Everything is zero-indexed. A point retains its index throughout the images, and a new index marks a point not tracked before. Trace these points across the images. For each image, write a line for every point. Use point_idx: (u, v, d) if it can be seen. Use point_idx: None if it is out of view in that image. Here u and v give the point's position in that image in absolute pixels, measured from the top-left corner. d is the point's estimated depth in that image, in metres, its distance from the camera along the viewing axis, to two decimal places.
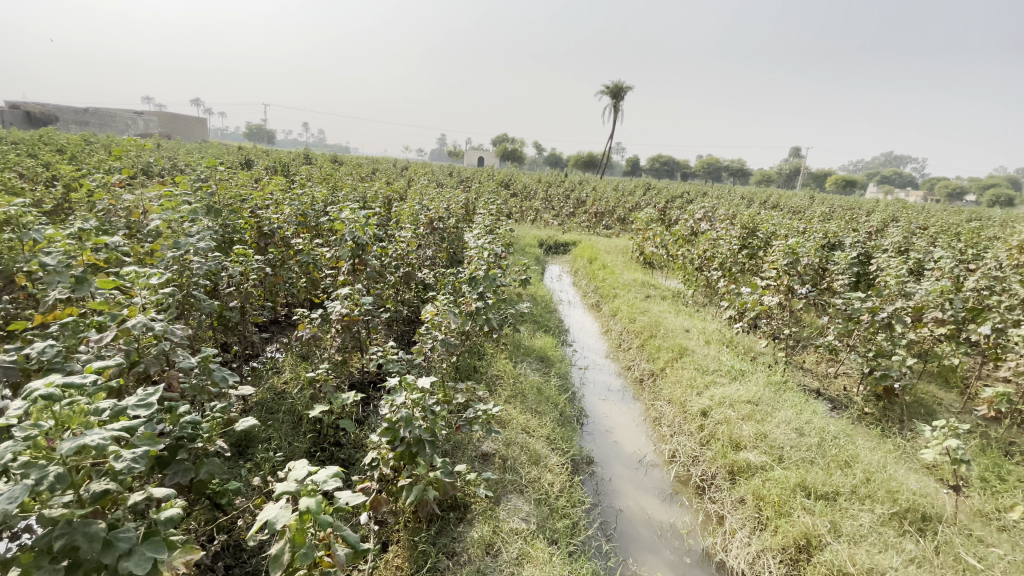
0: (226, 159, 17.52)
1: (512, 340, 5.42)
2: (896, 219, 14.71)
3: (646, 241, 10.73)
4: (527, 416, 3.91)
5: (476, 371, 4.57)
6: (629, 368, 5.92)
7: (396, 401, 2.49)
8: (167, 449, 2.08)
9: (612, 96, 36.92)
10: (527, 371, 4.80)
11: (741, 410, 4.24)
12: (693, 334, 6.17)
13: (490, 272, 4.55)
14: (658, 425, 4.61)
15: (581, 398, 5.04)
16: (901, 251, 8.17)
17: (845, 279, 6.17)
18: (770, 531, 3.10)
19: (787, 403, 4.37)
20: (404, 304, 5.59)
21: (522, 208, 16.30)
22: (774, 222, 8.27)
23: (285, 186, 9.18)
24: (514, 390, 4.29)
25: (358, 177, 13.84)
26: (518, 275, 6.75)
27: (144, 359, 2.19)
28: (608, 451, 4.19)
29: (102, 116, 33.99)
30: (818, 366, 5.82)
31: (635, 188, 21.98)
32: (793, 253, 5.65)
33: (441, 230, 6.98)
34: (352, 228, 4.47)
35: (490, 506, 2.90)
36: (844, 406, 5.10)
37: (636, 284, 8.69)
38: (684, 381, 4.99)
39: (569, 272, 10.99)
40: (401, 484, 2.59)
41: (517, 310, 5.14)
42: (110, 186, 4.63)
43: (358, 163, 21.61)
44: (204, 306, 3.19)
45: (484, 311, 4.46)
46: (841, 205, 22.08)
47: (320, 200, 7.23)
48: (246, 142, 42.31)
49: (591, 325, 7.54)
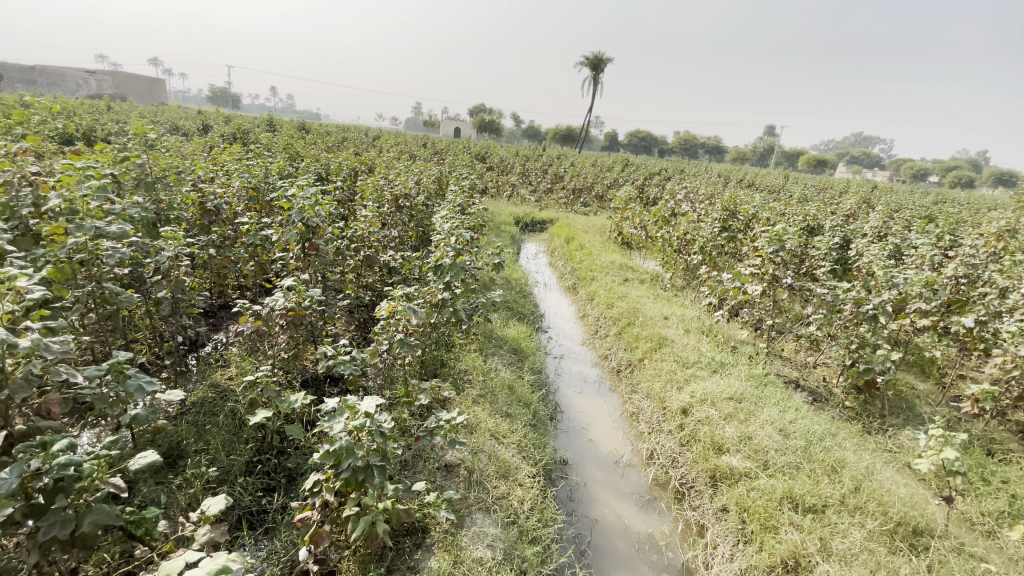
0: (183, 125, 16.45)
1: (483, 330, 5.05)
2: (868, 202, 14.81)
3: (624, 220, 10.41)
4: (497, 420, 3.59)
5: (442, 366, 4.21)
6: (605, 357, 5.64)
7: (334, 426, 2.10)
8: (42, 495, 1.70)
9: (591, 68, 36.06)
10: (497, 365, 4.48)
11: (723, 409, 4.00)
12: (673, 322, 5.92)
13: (458, 258, 4.13)
14: (636, 422, 4.37)
15: (555, 391, 4.75)
16: (880, 236, 8.08)
17: (827, 265, 5.99)
18: (755, 547, 2.89)
19: (771, 400, 4.16)
20: (365, 290, 5.15)
21: (498, 182, 15.73)
22: (756, 204, 8.03)
23: (240, 154, 8.45)
24: (482, 388, 3.95)
25: (324, 147, 13.05)
26: (490, 258, 6.35)
27: (9, 384, 1.80)
28: (583, 451, 3.92)
29: (50, 75, 31.61)
30: (797, 356, 5.67)
31: (614, 164, 21.58)
32: (780, 240, 5.33)
33: (408, 208, 6.49)
34: (300, 208, 3.98)
35: (451, 531, 2.58)
36: (825, 399, 4.95)
37: (613, 266, 8.39)
38: (664, 374, 4.74)
39: (546, 252, 10.63)
40: (346, 516, 2.24)
41: (489, 298, 4.76)
42: (14, 154, 3.98)
43: (327, 132, 20.58)
44: (120, 301, 2.89)
45: (451, 302, 4.06)
46: (813, 185, 22.24)
47: (275, 172, 6.62)
48: (209, 107, 40.03)
49: (567, 310, 7.24)
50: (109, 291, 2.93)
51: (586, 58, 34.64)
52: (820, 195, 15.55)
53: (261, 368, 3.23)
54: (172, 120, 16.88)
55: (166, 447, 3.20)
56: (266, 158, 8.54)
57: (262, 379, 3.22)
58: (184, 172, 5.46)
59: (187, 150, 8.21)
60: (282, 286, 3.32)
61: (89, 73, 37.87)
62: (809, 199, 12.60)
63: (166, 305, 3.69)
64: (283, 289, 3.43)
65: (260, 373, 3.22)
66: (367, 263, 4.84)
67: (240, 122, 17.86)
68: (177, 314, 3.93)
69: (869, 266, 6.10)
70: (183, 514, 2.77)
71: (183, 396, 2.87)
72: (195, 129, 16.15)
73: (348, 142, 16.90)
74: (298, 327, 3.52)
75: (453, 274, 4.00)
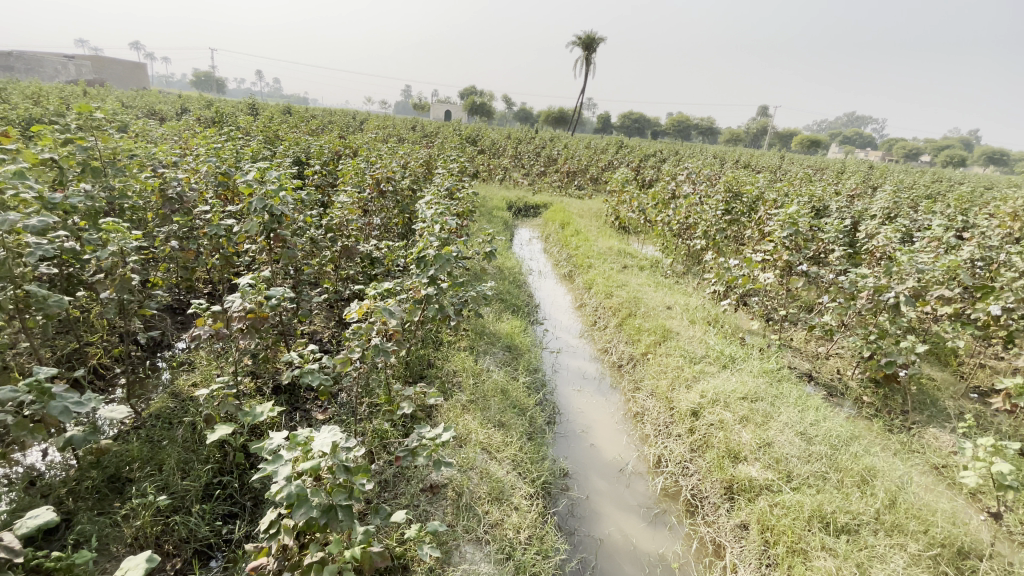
0: (160, 108, 15.84)
1: (474, 326, 4.67)
2: (866, 181, 14.49)
3: (621, 204, 9.99)
4: (489, 430, 3.22)
5: (427, 370, 3.82)
6: (605, 350, 5.29)
7: (285, 469, 1.70)
8: None
9: (584, 47, 35.18)
10: (489, 364, 4.10)
11: (737, 410, 3.64)
12: (677, 312, 5.55)
13: (443, 249, 3.70)
14: (641, 423, 4.01)
15: (552, 390, 4.38)
16: (888, 217, 7.74)
17: (839, 249, 5.61)
18: (782, 573, 2.57)
19: (788, 400, 3.82)
20: (345, 283, 4.74)
21: (490, 165, 15.18)
22: (760, 186, 7.63)
23: (213, 137, 7.91)
24: (472, 394, 3.57)
25: (307, 130, 12.49)
26: (481, 246, 5.92)
27: None
28: (585, 459, 3.57)
29: (26, 60, 30.53)
30: (807, 346, 5.34)
31: (608, 146, 21.04)
32: (795, 223, 4.91)
33: (391, 193, 6.03)
34: (263, 193, 3.44)
35: (436, 570, 2.23)
36: (840, 393, 4.64)
37: (611, 252, 7.99)
38: (670, 370, 4.38)
39: (540, 238, 10.22)
40: (307, 565, 1.88)
41: (479, 292, 4.35)
42: None
43: (311, 114, 19.90)
44: (46, 306, 2.48)
45: (437, 299, 3.65)
46: (809, 165, 21.87)
47: (247, 156, 6.11)
48: (192, 91, 38.96)
49: (564, 299, 6.87)
50: (33, 294, 2.50)
51: (578, 37, 33.87)
52: (819, 175, 15.15)
53: (219, 379, 2.81)
54: (150, 104, 16.20)
55: (113, 470, 2.83)
56: (241, 141, 8.01)
57: (219, 392, 2.81)
58: (142, 157, 4.98)
59: (157, 135, 7.69)
60: (237, 284, 2.87)
61: (66, 57, 36.66)
62: (811, 179, 12.23)
63: (113, 308, 3.26)
64: (241, 287, 2.99)
65: (218, 385, 2.82)
66: (346, 254, 4.40)
67: (221, 105, 17.19)
68: (126, 317, 3.50)
69: (884, 250, 5.75)
70: (127, 552, 2.40)
71: (126, 415, 2.60)
72: (174, 114, 15.48)
73: (334, 125, 16.28)
74: (261, 331, 3.08)
75: (438, 266, 3.55)
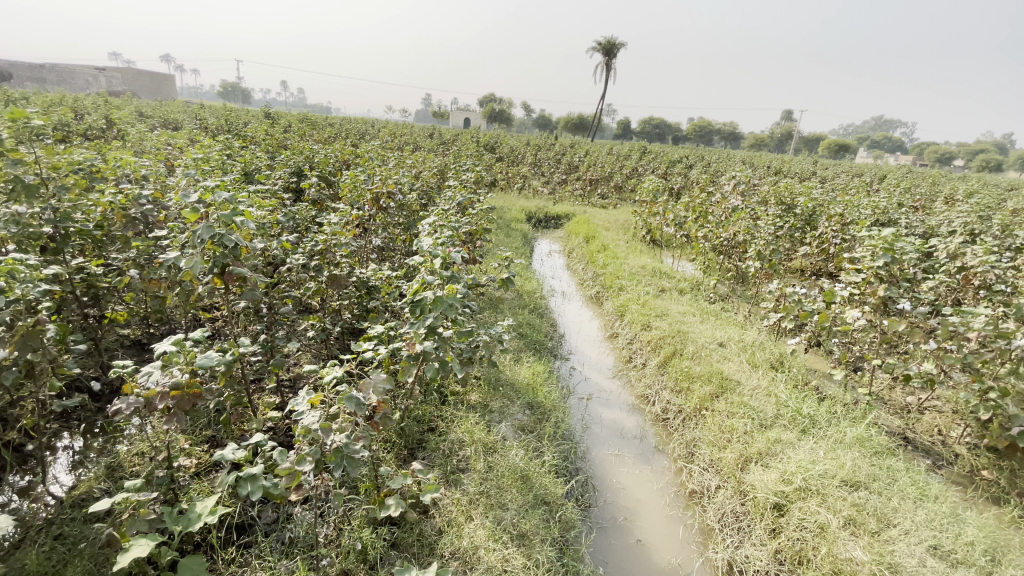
0: (172, 116, 15.49)
1: (487, 375, 3.83)
2: (919, 188, 13.17)
3: (653, 216, 9.06)
4: (504, 545, 2.40)
5: (426, 445, 3.00)
6: (646, 397, 4.39)
7: None
8: None
9: (604, 52, 34.28)
10: (505, 432, 3.26)
11: (839, 509, 2.71)
12: (732, 352, 4.62)
13: (446, 289, 2.83)
14: (701, 509, 3.11)
15: (583, 457, 3.50)
16: (969, 232, 6.64)
17: (932, 277, 4.59)
18: None
19: (902, 489, 2.87)
20: (334, 320, 3.94)
21: (509, 173, 14.35)
22: (819, 197, 6.61)
23: (211, 145, 7.27)
24: (483, 483, 2.75)
25: (318, 138, 11.85)
26: (498, 270, 5.10)
27: None
28: (631, 565, 2.69)
29: (59, 72, 31.22)
30: (893, 396, 4.37)
31: (632, 152, 20.07)
32: (892, 248, 3.91)
33: (395, 207, 5.23)
34: (214, 219, 2.62)
35: None
36: (946, 463, 3.68)
37: (644, 272, 7.08)
38: (737, 438, 3.46)
39: (562, 253, 9.36)
40: None
41: (494, 337, 3.52)
42: None
43: (326, 123, 19.48)
44: None
45: (437, 354, 2.80)
46: (844, 171, 20.61)
47: (235, 167, 5.37)
48: (214, 100, 39.38)
49: (592, 328, 6.00)
50: None
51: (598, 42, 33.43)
52: (862, 181, 13.91)
53: (131, 482, 2.00)
54: (163, 114, 15.80)
55: None
56: (239, 151, 7.34)
57: (132, 499, 2.01)
58: (106, 169, 4.26)
59: (151, 146, 7.09)
60: (157, 349, 2.09)
61: (97, 69, 37.58)
62: (862, 187, 11.08)
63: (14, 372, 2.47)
64: (167, 352, 2.17)
65: (129, 491, 2.00)
66: (332, 286, 3.58)
67: (236, 114, 16.86)
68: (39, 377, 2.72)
69: (985, 277, 4.70)
70: None
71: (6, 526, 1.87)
72: (187, 121, 15.03)
73: (349, 133, 15.74)
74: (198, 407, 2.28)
75: (438, 313, 2.67)
